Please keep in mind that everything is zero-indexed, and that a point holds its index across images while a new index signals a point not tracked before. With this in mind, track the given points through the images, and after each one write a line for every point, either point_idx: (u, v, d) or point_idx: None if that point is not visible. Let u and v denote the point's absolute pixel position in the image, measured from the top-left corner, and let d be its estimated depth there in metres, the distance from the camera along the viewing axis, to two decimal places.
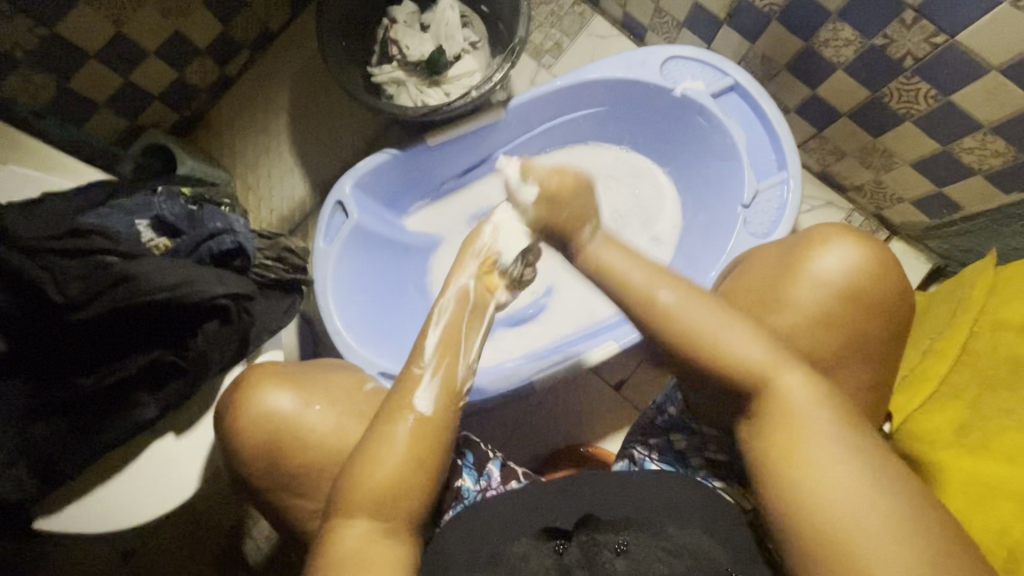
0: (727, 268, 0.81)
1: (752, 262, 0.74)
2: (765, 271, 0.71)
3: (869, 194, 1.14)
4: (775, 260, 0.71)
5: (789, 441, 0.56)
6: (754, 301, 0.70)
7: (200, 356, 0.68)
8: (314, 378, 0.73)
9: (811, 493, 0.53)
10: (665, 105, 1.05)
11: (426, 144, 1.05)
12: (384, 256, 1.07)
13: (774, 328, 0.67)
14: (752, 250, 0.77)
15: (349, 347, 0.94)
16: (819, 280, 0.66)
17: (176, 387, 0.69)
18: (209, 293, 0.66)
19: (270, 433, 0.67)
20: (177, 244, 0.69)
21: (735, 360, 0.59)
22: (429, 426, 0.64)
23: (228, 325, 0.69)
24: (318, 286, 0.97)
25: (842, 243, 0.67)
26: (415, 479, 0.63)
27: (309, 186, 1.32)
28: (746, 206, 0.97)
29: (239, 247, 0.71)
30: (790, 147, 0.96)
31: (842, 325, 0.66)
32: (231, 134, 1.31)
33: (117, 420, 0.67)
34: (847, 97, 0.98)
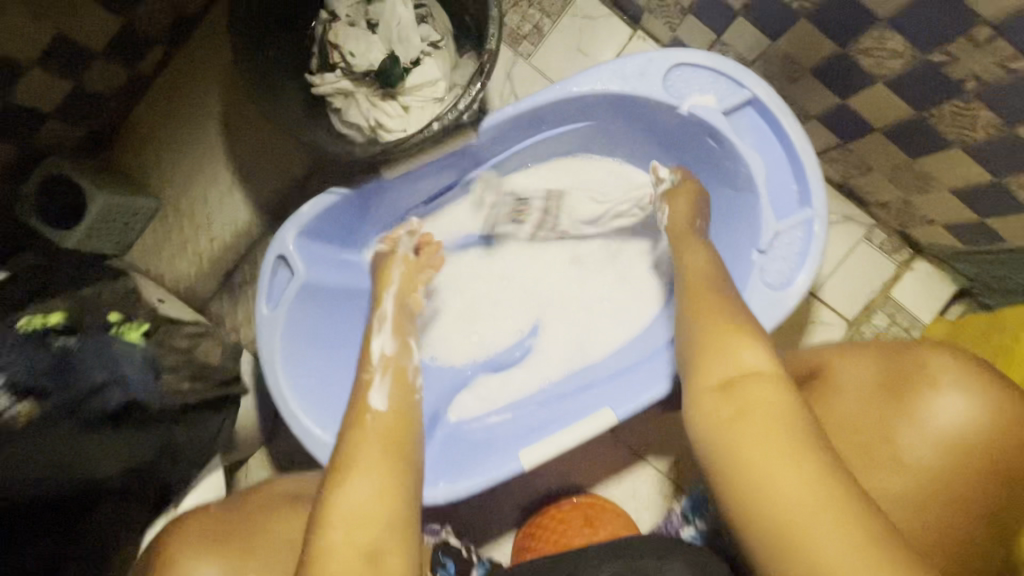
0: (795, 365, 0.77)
1: (840, 371, 0.73)
2: (862, 391, 0.71)
3: (895, 211, 1.00)
4: (870, 383, 0.71)
5: (775, 415, 0.55)
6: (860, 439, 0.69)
7: (94, 534, 0.67)
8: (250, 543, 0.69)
9: (769, 469, 0.52)
10: (668, 122, 0.87)
11: (383, 179, 0.88)
12: (342, 309, 0.92)
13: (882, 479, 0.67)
14: (827, 357, 0.75)
15: (308, 432, 0.82)
16: (923, 420, 0.67)
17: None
18: (92, 470, 0.65)
19: None
20: (42, 414, 0.62)
21: (745, 366, 0.60)
22: (393, 428, 0.71)
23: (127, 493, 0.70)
24: (265, 360, 0.83)
25: (955, 390, 0.67)
26: (394, 501, 0.61)
27: (253, 209, 1.13)
28: (762, 251, 0.83)
29: (131, 400, 0.68)
30: (817, 181, 0.81)
31: (940, 474, 0.66)
32: (154, 149, 1.10)
33: None
34: (885, 112, 0.81)
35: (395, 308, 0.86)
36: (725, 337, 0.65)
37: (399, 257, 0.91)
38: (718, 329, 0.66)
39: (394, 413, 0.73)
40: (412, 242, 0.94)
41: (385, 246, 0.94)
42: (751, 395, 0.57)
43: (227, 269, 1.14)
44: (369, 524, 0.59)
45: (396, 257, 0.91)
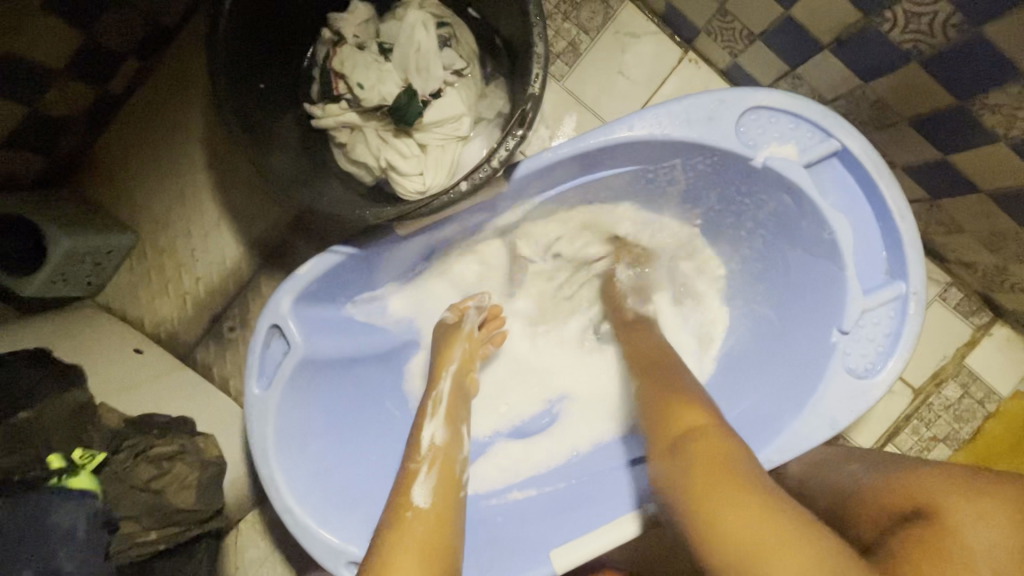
0: (899, 500, 0.57)
1: (955, 521, 0.51)
2: (999, 560, 0.49)
3: (980, 274, 0.87)
4: (1006, 541, 0.49)
5: (727, 472, 0.55)
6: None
7: None
8: None
9: (731, 509, 0.52)
10: (734, 173, 0.74)
11: (396, 235, 0.74)
12: (349, 374, 0.80)
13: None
14: (940, 494, 0.54)
15: (307, 531, 0.71)
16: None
17: None
18: None
19: None
20: None
21: (682, 412, 0.64)
22: (441, 527, 0.62)
23: None
24: (257, 448, 0.71)
25: None
26: None
27: (243, 247, 0.99)
28: (844, 330, 0.70)
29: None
30: (916, 252, 0.68)
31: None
32: (129, 177, 0.97)
33: None
34: (1000, 175, 0.68)
35: (454, 387, 0.78)
36: (667, 384, 0.70)
37: (466, 334, 0.83)
38: (658, 369, 0.73)
39: (439, 512, 0.64)
40: (479, 317, 0.87)
41: (450, 317, 0.85)
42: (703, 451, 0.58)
43: (214, 312, 1.00)
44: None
45: (461, 331, 0.83)
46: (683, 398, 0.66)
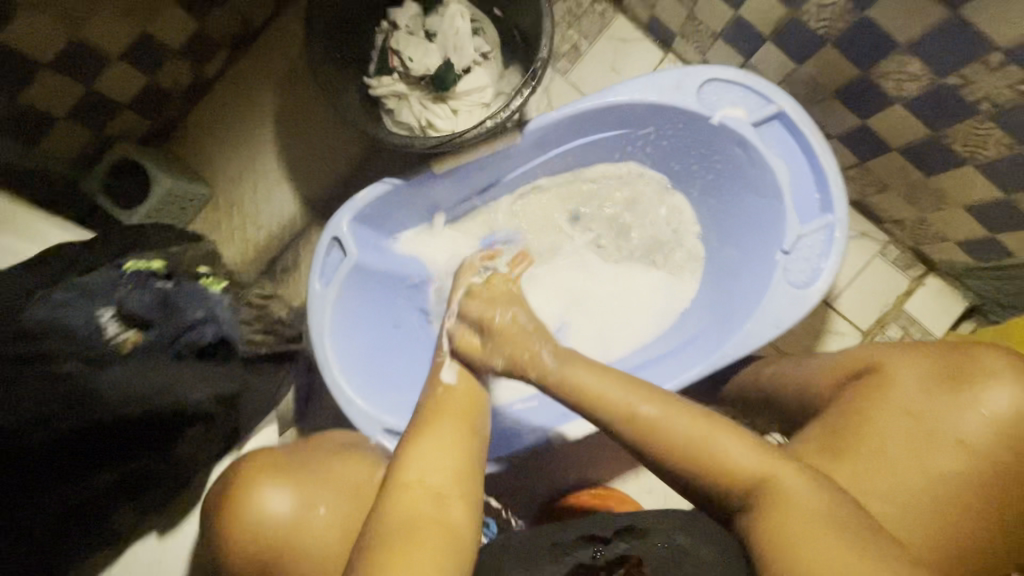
0: (845, 366, 0.71)
1: (890, 372, 0.66)
2: (920, 387, 0.64)
3: (910, 229, 1.06)
4: (928, 376, 0.64)
5: (802, 519, 0.57)
6: (918, 431, 0.62)
7: (180, 462, 0.68)
8: (313, 474, 0.65)
9: (814, 541, 0.55)
10: (699, 132, 0.94)
11: (431, 174, 0.94)
12: (386, 292, 0.98)
13: (938, 465, 0.60)
14: (877, 355, 0.69)
15: (350, 403, 0.87)
16: (980, 410, 0.60)
17: (153, 494, 0.68)
18: (192, 399, 0.64)
19: (259, 543, 0.61)
20: (151, 339, 0.63)
21: (735, 466, 0.61)
22: (466, 415, 0.69)
23: (212, 427, 0.69)
24: (314, 334, 0.88)
25: (1009, 381, 0.60)
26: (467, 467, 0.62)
27: (300, 202, 1.19)
28: (785, 251, 0.88)
29: (222, 338, 0.68)
30: (838, 188, 0.86)
31: (994, 472, 0.59)
32: (210, 143, 1.17)
33: (72, 543, 0.63)
34: (903, 132, 0.87)
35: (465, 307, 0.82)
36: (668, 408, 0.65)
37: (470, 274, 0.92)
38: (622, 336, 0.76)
39: (464, 399, 0.71)
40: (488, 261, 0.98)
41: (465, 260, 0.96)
42: (775, 505, 0.59)
43: (271, 257, 1.19)
44: (439, 488, 0.60)
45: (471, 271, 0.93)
46: (715, 445, 0.62)
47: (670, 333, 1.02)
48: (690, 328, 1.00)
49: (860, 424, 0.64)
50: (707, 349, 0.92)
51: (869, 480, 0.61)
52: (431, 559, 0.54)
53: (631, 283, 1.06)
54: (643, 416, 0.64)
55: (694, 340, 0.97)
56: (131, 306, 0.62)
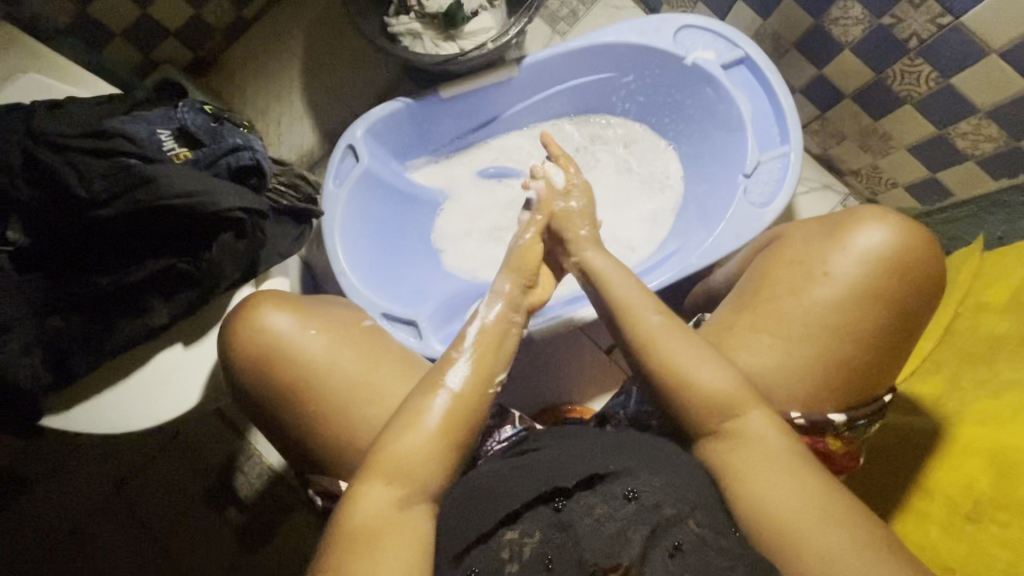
0: (760, 245, 0.84)
1: (786, 243, 0.77)
2: (803, 247, 0.74)
3: (866, 178, 1.17)
4: (816, 232, 0.74)
5: (766, 454, 0.65)
6: (799, 273, 0.72)
7: (213, 270, 0.66)
8: (317, 311, 0.73)
9: (764, 483, 0.64)
10: (675, 73, 1.07)
11: (439, 97, 1.07)
12: (391, 204, 1.10)
13: (816, 297, 0.70)
14: (782, 227, 0.81)
15: (353, 287, 0.96)
16: (848, 250, 0.70)
17: (186, 298, 0.66)
18: (223, 204, 0.62)
19: (263, 350, 0.68)
20: (197, 155, 0.64)
21: (706, 394, 0.68)
22: (450, 430, 0.66)
23: (242, 240, 0.66)
24: (326, 225, 0.98)
25: (872, 224, 0.70)
26: (443, 455, 0.65)
27: (318, 136, 1.31)
28: (747, 174, 1.00)
29: (258, 165, 0.67)
30: (794, 120, 0.98)
31: (867, 297, 0.68)
32: (243, 78, 1.29)
33: (123, 328, 0.65)
34: (852, 77, 1.00)
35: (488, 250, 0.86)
36: (642, 325, 0.74)
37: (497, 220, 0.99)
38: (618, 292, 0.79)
39: (471, 381, 0.70)
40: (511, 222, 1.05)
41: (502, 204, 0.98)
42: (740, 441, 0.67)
43: None
44: (402, 490, 0.63)
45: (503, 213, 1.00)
46: (663, 347, 0.72)
47: (646, 258, 1.11)
48: (669, 249, 1.09)
49: (762, 283, 0.75)
50: (682, 260, 1.00)
51: (762, 319, 0.72)
52: (399, 546, 0.59)
53: (614, 214, 1.16)
54: (650, 323, 0.74)
55: (670, 257, 1.05)
56: (188, 125, 0.66)
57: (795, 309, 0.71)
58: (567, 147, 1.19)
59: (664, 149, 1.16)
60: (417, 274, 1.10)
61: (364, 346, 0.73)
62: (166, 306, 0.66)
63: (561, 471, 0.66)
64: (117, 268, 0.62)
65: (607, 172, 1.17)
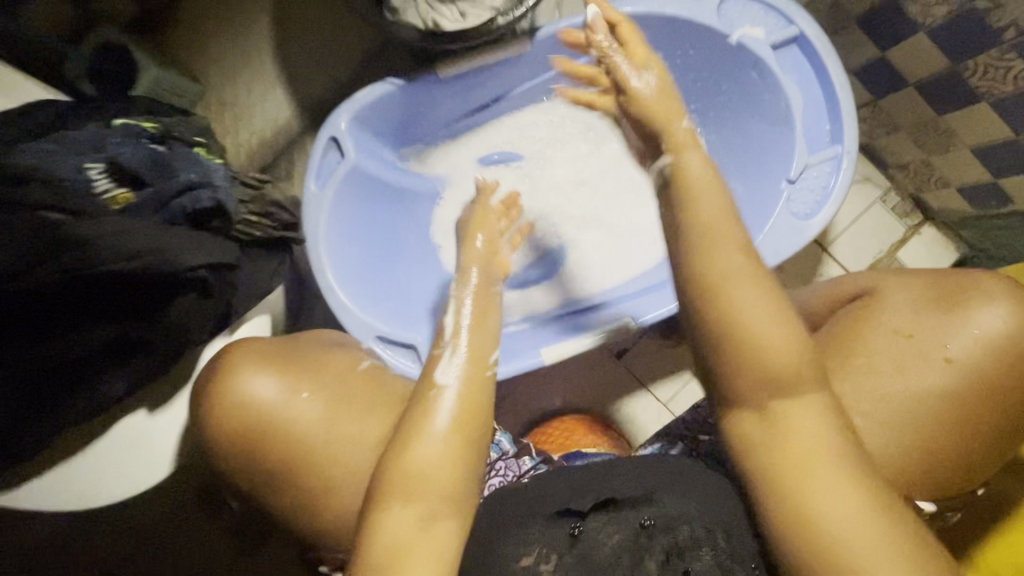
0: (845, 292, 0.73)
1: (884, 303, 0.67)
2: (909, 314, 0.65)
3: (913, 174, 1.05)
4: (921, 300, 0.66)
5: (826, 457, 0.52)
6: (905, 348, 0.64)
7: (174, 334, 0.55)
8: (300, 357, 0.64)
9: (817, 491, 0.51)
10: (715, 52, 0.91)
11: (436, 77, 0.90)
12: (383, 201, 0.96)
13: (924, 381, 0.62)
14: (872, 280, 0.72)
15: (344, 308, 0.85)
16: (970, 330, 0.62)
17: (144, 365, 0.56)
18: (184, 262, 0.51)
19: (249, 424, 0.59)
20: (142, 198, 0.52)
21: (775, 368, 0.54)
22: (463, 427, 0.59)
23: (208, 299, 0.55)
24: (309, 234, 0.85)
25: (997, 303, 0.63)
26: (464, 463, 0.58)
27: (294, 108, 1.13)
28: (791, 181, 0.88)
29: (219, 205, 0.54)
30: (851, 119, 0.85)
31: (979, 385, 0.62)
32: (200, 36, 1.08)
33: (67, 408, 0.54)
34: (921, 64, 0.86)
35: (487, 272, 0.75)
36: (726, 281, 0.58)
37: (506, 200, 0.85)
38: None
39: (469, 385, 0.62)
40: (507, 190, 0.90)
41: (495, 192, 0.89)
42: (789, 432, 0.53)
43: (264, 163, 1.13)
44: (428, 505, 0.56)
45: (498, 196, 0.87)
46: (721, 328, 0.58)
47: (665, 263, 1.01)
48: None
49: (848, 342, 0.66)
50: None
51: (853, 391, 0.64)
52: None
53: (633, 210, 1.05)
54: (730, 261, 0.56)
55: None
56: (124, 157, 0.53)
57: (901, 390, 0.63)
58: (586, 132, 1.06)
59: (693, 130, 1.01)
60: (417, 280, 0.99)
61: (359, 398, 0.63)
62: (120, 377, 0.55)
63: (575, 492, 0.64)
64: (52, 341, 0.51)
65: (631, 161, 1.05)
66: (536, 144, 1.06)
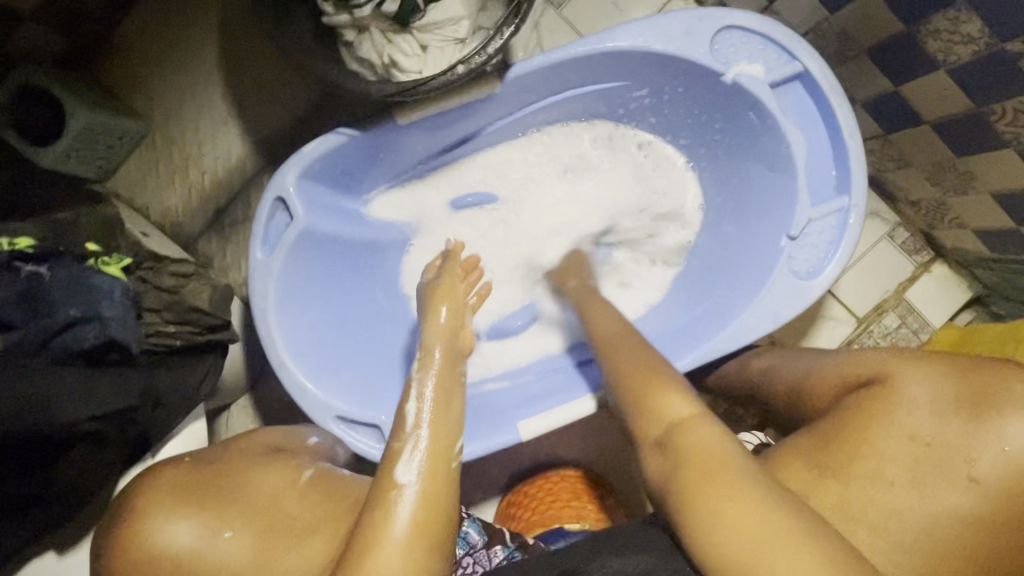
0: (855, 374, 0.67)
1: (900, 387, 0.62)
2: (933, 409, 0.60)
3: (924, 211, 0.96)
4: (946, 395, 0.60)
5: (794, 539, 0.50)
6: (923, 458, 0.59)
7: (72, 484, 0.58)
8: (229, 483, 0.58)
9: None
10: (709, 89, 0.81)
11: (395, 124, 0.80)
12: (343, 257, 0.87)
13: (946, 503, 0.57)
14: (884, 363, 0.66)
15: (300, 387, 0.77)
16: (1000, 444, 0.57)
17: (42, 517, 0.58)
18: (72, 414, 0.55)
19: (169, 574, 0.53)
20: (21, 338, 0.57)
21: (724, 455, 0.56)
22: (426, 535, 0.52)
23: (106, 447, 0.59)
24: (256, 307, 0.76)
25: None
26: (431, 570, 0.52)
27: (249, 145, 1.03)
28: (793, 236, 0.79)
29: (107, 339, 0.60)
30: (860, 168, 0.75)
31: (1004, 508, 0.57)
32: (140, 71, 0.98)
33: None
34: (939, 103, 0.76)
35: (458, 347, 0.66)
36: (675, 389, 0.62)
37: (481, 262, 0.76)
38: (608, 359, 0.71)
39: (430, 485, 0.55)
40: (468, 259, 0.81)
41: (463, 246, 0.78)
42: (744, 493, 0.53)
43: (219, 207, 1.04)
44: None
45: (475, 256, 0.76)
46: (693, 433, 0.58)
47: (655, 314, 0.93)
48: (684, 313, 0.89)
49: (857, 444, 0.61)
50: (701, 336, 0.82)
51: (862, 505, 0.59)
52: None
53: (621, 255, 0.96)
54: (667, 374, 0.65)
55: (686, 325, 0.87)
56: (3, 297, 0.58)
57: (919, 506, 0.58)
58: (568, 168, 0.96)
59: (688, 165, 0.94)
60: (385, 342, 0.91)
61: (292, 517, 0.57)
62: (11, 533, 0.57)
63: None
64: None
65: (618, 202, 0.96)
66: (514, 184, 0.96)
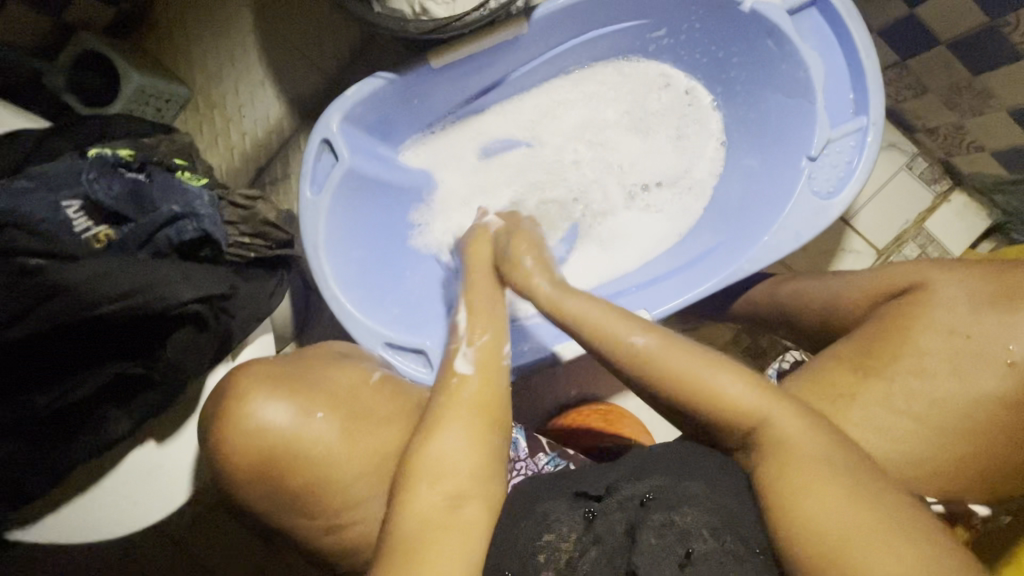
0: (884, 286, 0.70)
1: (935, 287, 0.65)
2: (963, 302, 0.63)
3: (942, 138, 0.98)
4: (980, 291, 0.62)
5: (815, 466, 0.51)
6: (962, 350, 0.61)
7: (173, 368, 0.65)
8: (309, 379, 0.66)
9: (822, 501, 0.49)
10: (728, 19, 0.86)
11: (429, 68, 0.85)
12: (383, 200, 0.92)
13: (983, 387, 0.60)
14: (922, 272, 0.68)
15: (351, 317, 0.82)
16: None
17: (149, 399, 0.65)
18: (174, 296, 0.61)
19: (264, 450, 0.61)
20: (123, 234, 0.63)
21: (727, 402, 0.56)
22: (485, 417, 0.61)
23: (203, 332, 0.65)
24: (307, 242, 0.82)
25: None
26: (488, 445, 0.60)
27: (284, 105, 1.08)
28: (812, 157, 0.82)
29: (204, 235, 0.65)
30: (876, 85, 0.78)
31: None
32: (183, 37, 1.04)
33: (82, 440, 0.64)
34: (954, 21, 0.79)
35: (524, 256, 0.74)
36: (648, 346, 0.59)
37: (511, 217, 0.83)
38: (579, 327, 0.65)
39: (486, 375, 0.65)
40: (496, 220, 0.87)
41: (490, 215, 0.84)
42: (772, 445, 0.54)
43: (258, 167, 1.09)
44: (454, 487, 0.57)
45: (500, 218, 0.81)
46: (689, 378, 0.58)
47: (682, 245, 0.96)
48: (707, 243, 0.92)
49: (898, 342, 0.63)
50: (726, 261, 0.84)
51: (902, 397, 0.62)
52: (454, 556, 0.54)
53: (646, 193, 1.00)
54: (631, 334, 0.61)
55: (710, 254, 0.89)
56: (99, 196, 0.63)
57: (961, 393, 0.60)
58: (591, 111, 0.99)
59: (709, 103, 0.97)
60: (422, 282, 0.96)
61: (370, 412, 0.67)
62: (122, 409, 0.65)
63: (586, 479, 0.62)
64: (60, 384, 0.61)
65: (641, 141, 0.99)
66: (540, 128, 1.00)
